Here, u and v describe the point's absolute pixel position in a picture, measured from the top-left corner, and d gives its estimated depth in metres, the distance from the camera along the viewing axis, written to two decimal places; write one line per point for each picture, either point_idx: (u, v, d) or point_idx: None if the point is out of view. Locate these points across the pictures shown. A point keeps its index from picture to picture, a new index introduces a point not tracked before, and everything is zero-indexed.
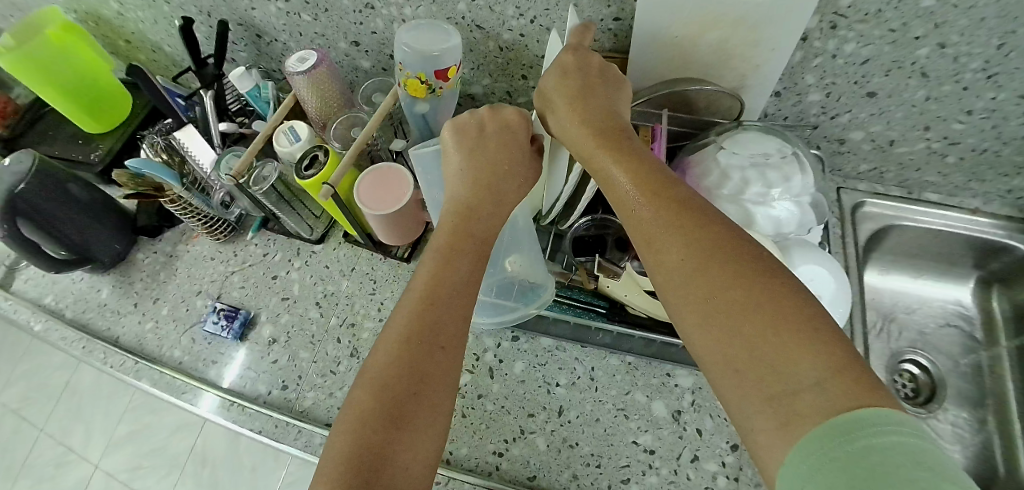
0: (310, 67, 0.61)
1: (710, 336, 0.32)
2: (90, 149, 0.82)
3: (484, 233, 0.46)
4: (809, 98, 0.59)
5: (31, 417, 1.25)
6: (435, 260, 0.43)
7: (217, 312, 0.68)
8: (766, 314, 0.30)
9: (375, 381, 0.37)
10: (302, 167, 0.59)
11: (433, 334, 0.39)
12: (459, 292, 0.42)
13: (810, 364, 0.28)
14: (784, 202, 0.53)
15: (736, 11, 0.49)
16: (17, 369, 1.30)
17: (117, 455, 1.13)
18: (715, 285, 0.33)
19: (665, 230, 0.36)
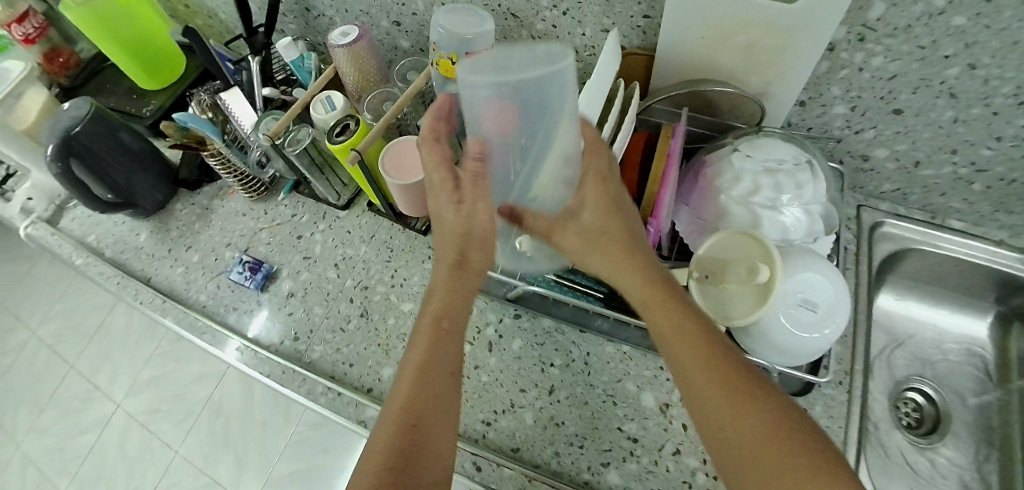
0: (351, 41, 0.64)
1: (741, 465, 0.37)
2: (142, 104, 0.87)
3: (459, 311, 0.48)
4: (833, 110, 0.60)
5: (64, 353, 1.45)
6: (422, 338, 0.46)
7: (243, 263, 0.72)
8: (790, 450, 0.35)
9: (374, 460, 0.40)
10: (333, 133, 0.62)
11: (421, 408, 0.42)
12: (442, 366, 0.45)
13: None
14: (793, 209, 0.54)
15: (762, 16, 0.51)
16: (57, 305, 1.53)
17: (139, 398, 1.32)
18: (750, 422, 0.37)
19: (673, 325, 0.43)
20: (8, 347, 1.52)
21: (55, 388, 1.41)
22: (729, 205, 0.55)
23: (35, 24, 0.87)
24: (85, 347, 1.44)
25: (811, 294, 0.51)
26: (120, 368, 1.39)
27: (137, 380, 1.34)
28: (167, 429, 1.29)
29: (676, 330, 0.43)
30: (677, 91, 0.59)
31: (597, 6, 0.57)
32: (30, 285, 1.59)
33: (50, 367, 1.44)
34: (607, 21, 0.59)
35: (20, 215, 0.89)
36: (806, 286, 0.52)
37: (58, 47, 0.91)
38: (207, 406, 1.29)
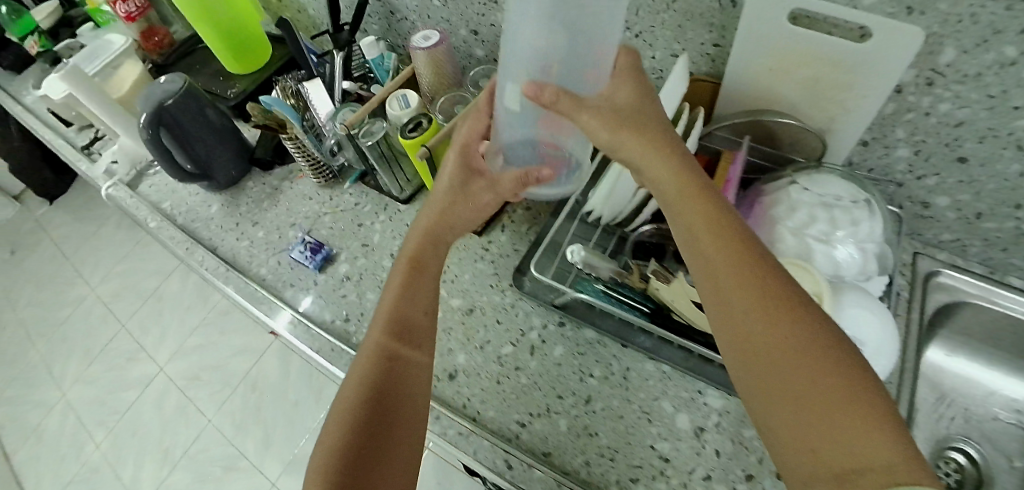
0: (431, 44, 0.69)
1: (774, 396, 0.35)
2: (228, 86, 0.94)
3: (430, 274, 0.56)
4: (897, 153, 0.60)
5: (119, 312, 1.57)
6: (402, 282, 0.55)
7: (305, 244, 0.76)
8: (852, 414, 0.31)
9: (364, 379, 0.48)
10: (407, 129, 0.66)
11: (403, 340, 0.51)
12: (415, 305, 0.54)
13: (876, 445, 0.30)
14: (848, 246, 0.54)
15: (831, 54, 0.52)
16: (121, 267, 1.66)
17: (182, 363, 1.43)
18: (809, 384, 0.33)
19: (731, 264, 0.40)
20: (74, 299, 1.65)
21: (108, 343, 1.53)
22: (781, 234, 0.55)
23: (138, 4, 0.98)
24: (140, 309, 1.55)
25: (858, 330, 0.50)
26: (169, 332, 1.49)
27: (184, 346, 1.46)
28: (204, 395, 1.37)
29: (720, 255, 0.41)
30: (741, 119, 0.60)
31: (669, 31, 0.59)
32: (100, 245, 1.73)
33: (107, 322, 1.56)
34: (677, 46, 0.61)
35: (104, 176, 0.96)
36: (864, 320, 0.50)
37: (154, 26, 1.02)
38: (245, 380, 1.37)
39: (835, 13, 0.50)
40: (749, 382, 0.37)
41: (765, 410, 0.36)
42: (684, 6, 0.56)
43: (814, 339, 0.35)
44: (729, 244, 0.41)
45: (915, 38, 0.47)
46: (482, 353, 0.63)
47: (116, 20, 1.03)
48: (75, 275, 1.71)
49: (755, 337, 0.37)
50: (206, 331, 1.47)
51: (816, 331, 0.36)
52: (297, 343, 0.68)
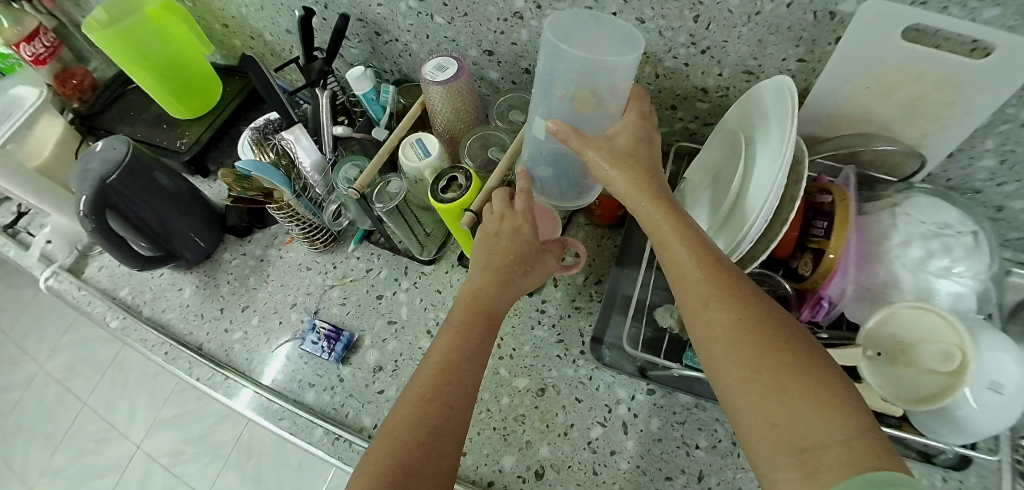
0: (449, 76, 0.56)
1: (743, 394, 0.34)
2: (175, 136, 0.77)
3: (480, 338, 0.46)
4: (981, 163, 0.55)
5: (75, 389, 1.35)
6: (461, 328, 0.46)
7: (317, 331, 0.63)
8: (853, 441, 0.29)
9: (400, 432, 0.39)
10: (437, 188, 0.54)
11: (456, 397, 0.41)
12: (472, 368, 0.43)
13: (833, 423, 0.30)
14: (968, 278, 0.48)
15: (937, 72, 0.46)
16: (66, 336, 1.42)
17: (161, 438, 1.24)
18: (808, 411, 0.31)
19: (717, 294, 0.37)
20: (12, 381, 1.41)
21: (69, 427, 1.32)
22: (896, 272, 0.50)
23: (46, 43, 0.81)
24: (99, 383, 1.33)
25: (1001, 376, 0.44)
26: (138, 406, 1.29)
27: (157, 420, 1.26)
28: (194, 471, 1.20)
29: (694, 264, 0.39)
30: (838, 151, 0.56)
31: (745, 46, 0.52)
32: (33, 314, 1.47)
33: (63, 404, 1.35)
34: (752, 63, 0.53)
35: (39, 262, 0.78)
36: (1000, 354, 0.44)
37: (70, 66, 0.86)
38: (237, 448, 1.20)
39: (946, 28, 0.42)
40: (720, 382, 0.36)
41: (732, 401, 0.35)
42: (769, 19, 0.48)
43: (780, 336, 0.35)
44: (700, 249, 0.39)
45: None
46: (567, 441, 0.54)
47: (21, 64, 0.86)
48: (10, 351, 1.46)
49: (722, 338, 0.36)
50: (181, 399, 1.27)
51: (783, 325, 0.36)
52: (331, 459, 0.56)
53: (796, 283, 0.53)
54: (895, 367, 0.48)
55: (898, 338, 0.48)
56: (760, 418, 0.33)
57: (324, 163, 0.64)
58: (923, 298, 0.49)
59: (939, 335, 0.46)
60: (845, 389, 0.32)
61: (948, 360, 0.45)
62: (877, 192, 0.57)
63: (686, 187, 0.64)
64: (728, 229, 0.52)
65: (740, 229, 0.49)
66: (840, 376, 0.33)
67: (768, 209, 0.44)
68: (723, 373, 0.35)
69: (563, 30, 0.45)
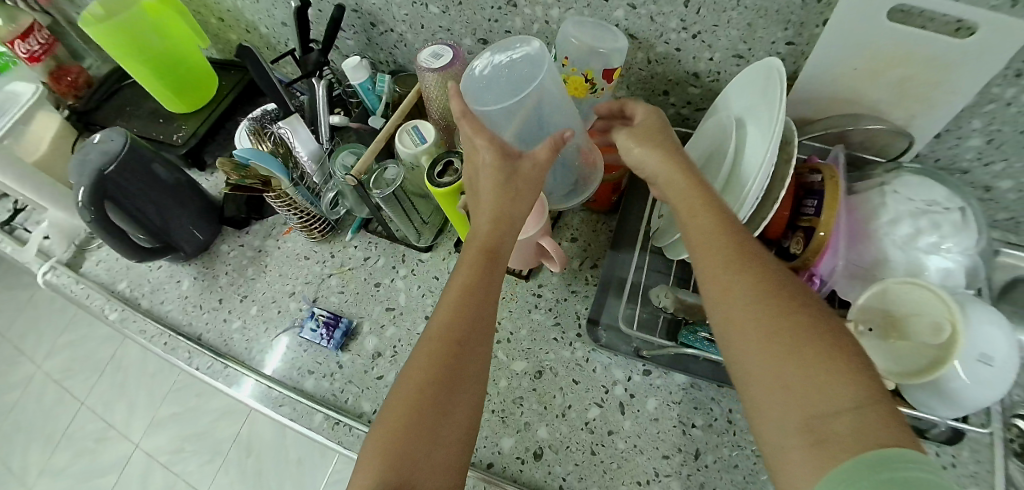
0: (446, 64, 0.57)
1: (757, 358, 0.34)
2: (172, 129, 0.77)
3: (491, 279, 0.45)
4: (968, 143, 0.56)
5: (72, 389, 1.35)
6: (471, 267, 0.45)
7: (315, 319, 0.63)
8: (866, 411, 0.30)
9: (412, 382, 0.40)
10: (434, 173, 0.54)
11: (466, 339, 0.42)
12: (483, 307, 0.43)
13: (848, 392, 0.31)
14: (957, 256, 0.49)
15: (924, 53, 0.47)
16: (63, 336, 1.42)
17: (160, 436, 1.24)
18: (823, 380, 0.31)
19: (738, 265, 0.38)
20: (8, 383, 1.40)
21: (67, 427, 1.32)
22: (886, 248, 0.50)
23: (41, 40, 0.82)
24: (97, 382, 1.33)
25: (990, 348, 0.45)
26: (137, 404, 1.29)
27: (156, 417, 1.26)
28: (194, 469, 1.20)
29: (716, 237, 0.40)
30: (828, 131, 0.58)
31: (735, 31, 0.53)
32: (28, 315, 1.47)
33: (60, 404, 1.34)
34: (742, 47, 0.54)
35: (36, 258, 0.78)
36: (987, 323, 0.45)
37: (66, 64, 0.86)
38: (236, 444, 1.21)
39: (935, 9, 0.43)
40: (733, 344, 0.36)
41: (743, 363, 0.35)
42: (757, 2, 0.49)
43: (799, 308, 0.35)
44: (724, 221, 0.40)
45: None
46: (565, 422, 0.54)
47: (16, 62, 0.86)
48: (6, 354, 1.45)
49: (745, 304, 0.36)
50: (180, 396, 1.26)
51: (806, 297, 0.36)
52: (330, 444, 0.56)
53: (789, 262, 0.54)
54: (890, 338, 0.49)
55: (892, 313, 0.48)
56: (773, 386, 0.33)
57: (321, 153, 0.64)
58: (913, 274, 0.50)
59: (927, 308, 0.46)
60: (864, 363, 0.32)
61: (937, 334, 0.45)
62: (867, 173, 0.58)
63: None
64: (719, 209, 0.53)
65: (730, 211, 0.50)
66: (860, 352, 0.33)
67: (760, 185, 0.45)
68: (739, 338, 0.36)
69: (482, 82, 0.52)
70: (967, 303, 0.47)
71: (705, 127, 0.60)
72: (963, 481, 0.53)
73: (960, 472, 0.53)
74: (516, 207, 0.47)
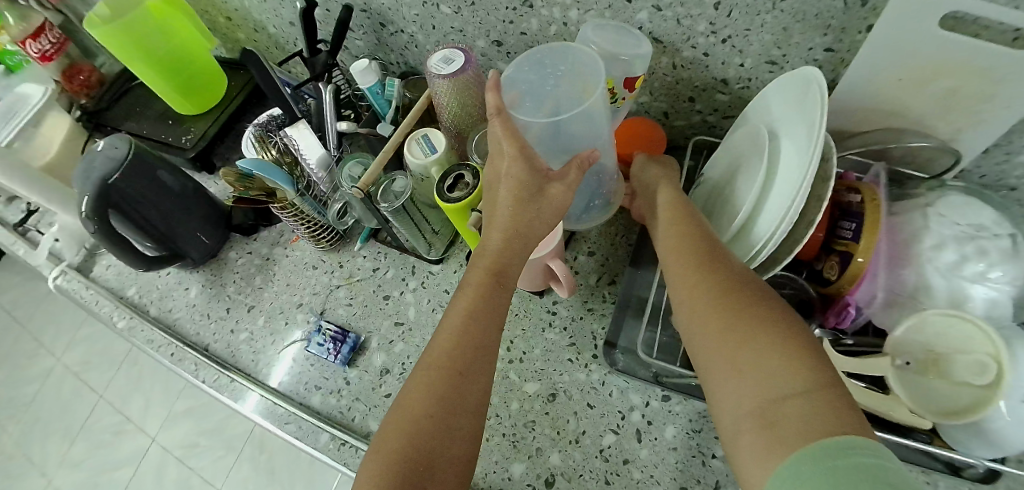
0: (456, 70, 0.54)
1: (716, 357, 0.35)
2: (181, 132, 0.76)
3: (499, 300, 0.43)
4: (1019, 158, 0.51)
5: (91, 382, 1.37)
6: (477, 288, 0.43)
7: (322, 333, 0.62)
8: (814, 395, 0.30)
9: (412, 407, 0.38)
10: (443, 188, 0.51)
11: (468, 366, 0.40)
12: (489, 329, 0.42)
13: (800, 376, 0.31)
14: (1005, 286, 0.45)
15: (975, 62, 0.42)
16: (82, 330, 1.44)
17: (175, 431, 1.26)
18: (774, 367, 0.32)
19: (701, 267, 0.40)
20: (31, 375, 1.44)
21: (86, 419, 1.34)
22: (927, 275, 0.47)
23: (52, 39, 0.81)
24: (115, 376, 1.35)
25: None
26: (153, 399, 1.31)
27: (172, 412, 1.28)
28: (207, 465, 1.22)
29: (685, 246, 0.43)
30: (867, 148, 0.54)
31: (770, 35, 0.48)
32: (50, 308, 1.50)
33: (80, 397, 1.37)
34: (777, 53, 0.50)
35: (48, 261, 0.78)
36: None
37: (77, 63, 0.85)
38: (249, 441, 1.21)
39: (982, 14, 0.39)
40: (697, 342, 0.37)
41: (706, 361, 0.36)
42: (796, 5, 0.44)
43: (758, 302, 0.36)
44: (694, 235, 0.43)
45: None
46: (579, 448, 0.52)
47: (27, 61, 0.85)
48: (28, 346, 1.48)
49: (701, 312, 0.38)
50: (194, 392, 1.28)
51: (764, 294, 0.37)
52: (336, 464, 0.54)
53: (824, 286, 0.51)
54: (926, 379, 0.46)
55: (930, 352, 0.45)
56: (731, 378, 0.34)
57: (329, 160, 0.61)
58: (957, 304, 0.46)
59: (969, 345, 0.43)
60: (816, 351, 0.32)
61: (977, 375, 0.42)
62: (908, 190, 0.53)
63: (703, 184, 0.61)
64: (747, 229, 0.49)
65: (760, 233, 0.47)
66: (815, 343, 0.33)
67: (793, 208, 0.42)
68: (699, 341, 0.37)
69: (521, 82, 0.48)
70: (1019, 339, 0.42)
71: (732, 138, 0.56)
72: None
73: None
74: (536, 228, 0.45)
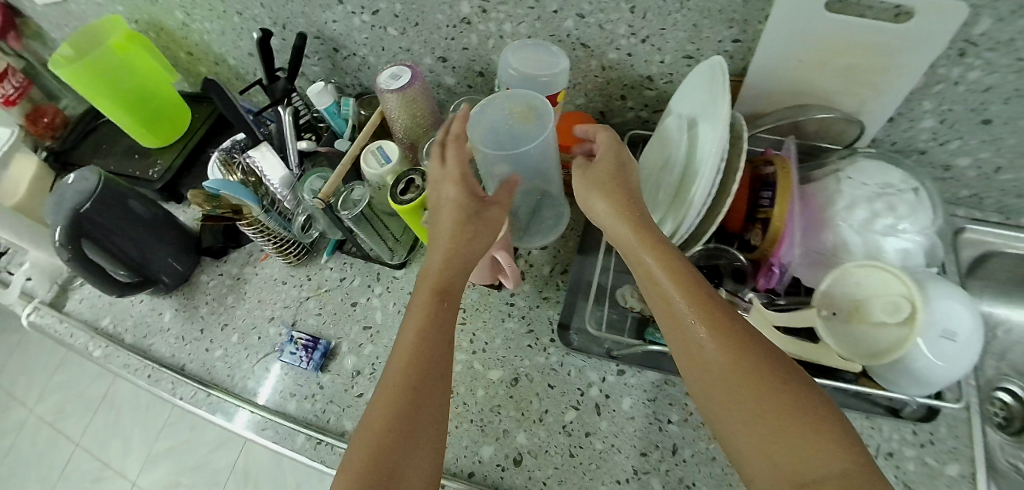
0: (404, 84, 0.58)
1: (735, 420, 0.37)
2: (148, 164, 0.78)
3: (448, 314, 0.47)
4: (921, 124, 0.57)
5: (66, 431, 1.35)
6: (427, 305, 0.47)
7: (294, 342, 0.64)
8: (845, 471, 0.32)
9: (377, 420, 0.41)
10: (397, 191, 0.55)
11: (426, 373, 0.43)
12: (440, 340, 0.45)
13: (835, 455, 0.33)
14: (912, 234, 0.51)
15: (864, 38, 0.48)
16: (53, 378, 1.42)
17: (156, 472, 1.24)
18: (806, 444, 0.34)
19: (700, 314, 0.40)
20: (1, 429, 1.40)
21: (62, 469, 1.32)
22: (844, 234, 0.52)
23: (15, 84, 0.83)
24: (91, 421, 1.33)
25: (954, 323, 0.46)
26: (132, 442, 1.29)
27: (153, 452, 1.26)
28: None
29: (673, 282, 0.42)
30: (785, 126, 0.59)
31: (683, 32, 0.54)
32: (19, 359, 1.47)
33: (55, 446, 1.34)
34: (692, 48, 0.56)
35: (19, 300, 0.78)
36: (947, 301, 0.46)
37: (41, 106, 0.87)
38: (233, 473, 1.21)
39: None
40: (712, 402, 0.39)
41: (722, 422, 0.38)
42: (700, 4, 0.50)
43: (767, 364, 0.37)
44: (675, 268, 0.43)
45: (958, 10, 0.43)
46: (544, 426, 0.55)
47: None
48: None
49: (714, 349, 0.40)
50: (175, 429, 1.27)
51: (774, 355, 0.38)
52: (314, 464, 0.56)
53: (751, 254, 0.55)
54: (841, 327, 0.50)
55: (853, 303, 0.49)
56: (756, 448, 0.35)
57: (292, 180, 0.65)
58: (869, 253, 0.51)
59: (886, 291, 0.47)
60: (843, 423, 0.34)
61: (891, 324, 0.46)
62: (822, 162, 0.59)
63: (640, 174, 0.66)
64: (675, 205, 0.54)
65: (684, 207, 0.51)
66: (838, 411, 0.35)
67: (708, 183, 0.47)
68: (716, 400, 0.38)
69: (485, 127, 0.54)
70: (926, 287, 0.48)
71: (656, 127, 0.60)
72: (941, 457, 0.53)
73: (937, 448, 0.54)
74: (473, 248, 0.49)
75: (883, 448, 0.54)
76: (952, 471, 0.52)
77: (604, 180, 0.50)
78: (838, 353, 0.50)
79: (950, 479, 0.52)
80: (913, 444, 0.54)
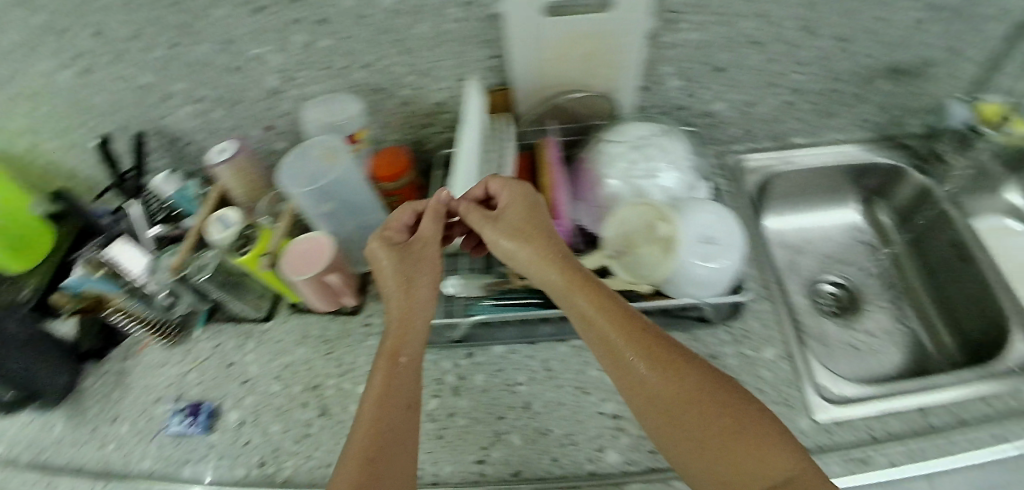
0: (230, 156, 0.66)
1: (672, 428, 0.45)
2: (15, 287, 0.81)
3: (408, 379, 0.51)
4: (671, 85, 0.72)
5: None
6: (382, 371, 0.51)
7: (180, 413, 0.67)
8: (771, 451, 0.42)
9: (350, 468, 0.44)
10: (238, 246, 0.64)
11: (388, 431, 0.47)
12: (403, 411, 0.49)
13: (786, 457, 0.42)
14: (668, 170, 0.62)
15: (586, 28, 0.62)
16: None
17: None
18: (749, 444, 0.43)
19: (641, 349, 0.48)
20: None
21: None
22: (613, 183, 0.62)
23: None
24: None
25: (701, 230, 0.56)
26: None
27: None
28: None
29: (607, 321, 0.50)
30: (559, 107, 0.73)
31: (451, 59, 0.66)
32: None
33: None
34: (463, 71, 0.68)
35: None
36: (703, 214, 0.57)
37: None
38: None
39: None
40: (648, 416, 0.47)
41: (665, 438, 0.46)
42: (455, 33, 0.62)
43: (706, 387, 0.46)
44: (613, 307, 0.51)
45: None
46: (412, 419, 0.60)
47: None
48: None
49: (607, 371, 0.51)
50: None
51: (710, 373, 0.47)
52: None
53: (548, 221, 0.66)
54: (626, 256, 0.59)
55: (635, 235, 0.58)
56: (706, 457, 0.44)
57: (154, 264, 0.70)
58: (638, 191, 0.61)
59: (657, 219, 0.57)
60: (774, 420, 0.44)
61: (665, 243, 0.56)
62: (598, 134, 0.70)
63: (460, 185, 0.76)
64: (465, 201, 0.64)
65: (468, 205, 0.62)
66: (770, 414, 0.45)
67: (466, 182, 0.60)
68: (669, 412, 0.45)
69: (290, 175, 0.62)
70: (684, 204, 0.58)
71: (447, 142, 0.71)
72: (752, 345, 0.63)
73: (745, 338, 0.64)
74: (421, 312, 0.55)
75: (708, 352, 0.63)
76: (762, 353, 0.63)
77: (518, 224, 0.56)
78: (628, 281, 0.60)
79: (765, 360, 0.62)
80: (729, 343, 0.64)
